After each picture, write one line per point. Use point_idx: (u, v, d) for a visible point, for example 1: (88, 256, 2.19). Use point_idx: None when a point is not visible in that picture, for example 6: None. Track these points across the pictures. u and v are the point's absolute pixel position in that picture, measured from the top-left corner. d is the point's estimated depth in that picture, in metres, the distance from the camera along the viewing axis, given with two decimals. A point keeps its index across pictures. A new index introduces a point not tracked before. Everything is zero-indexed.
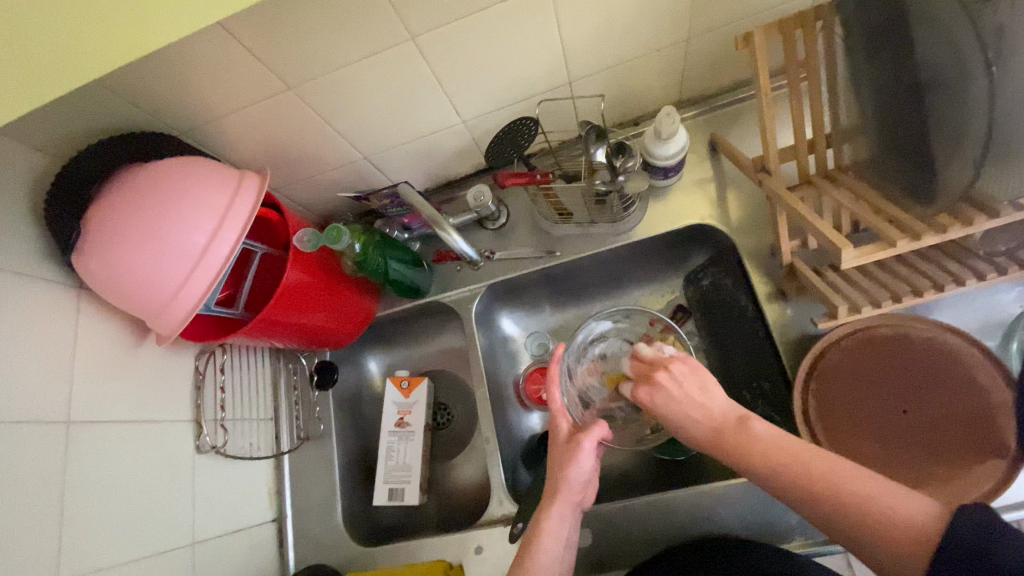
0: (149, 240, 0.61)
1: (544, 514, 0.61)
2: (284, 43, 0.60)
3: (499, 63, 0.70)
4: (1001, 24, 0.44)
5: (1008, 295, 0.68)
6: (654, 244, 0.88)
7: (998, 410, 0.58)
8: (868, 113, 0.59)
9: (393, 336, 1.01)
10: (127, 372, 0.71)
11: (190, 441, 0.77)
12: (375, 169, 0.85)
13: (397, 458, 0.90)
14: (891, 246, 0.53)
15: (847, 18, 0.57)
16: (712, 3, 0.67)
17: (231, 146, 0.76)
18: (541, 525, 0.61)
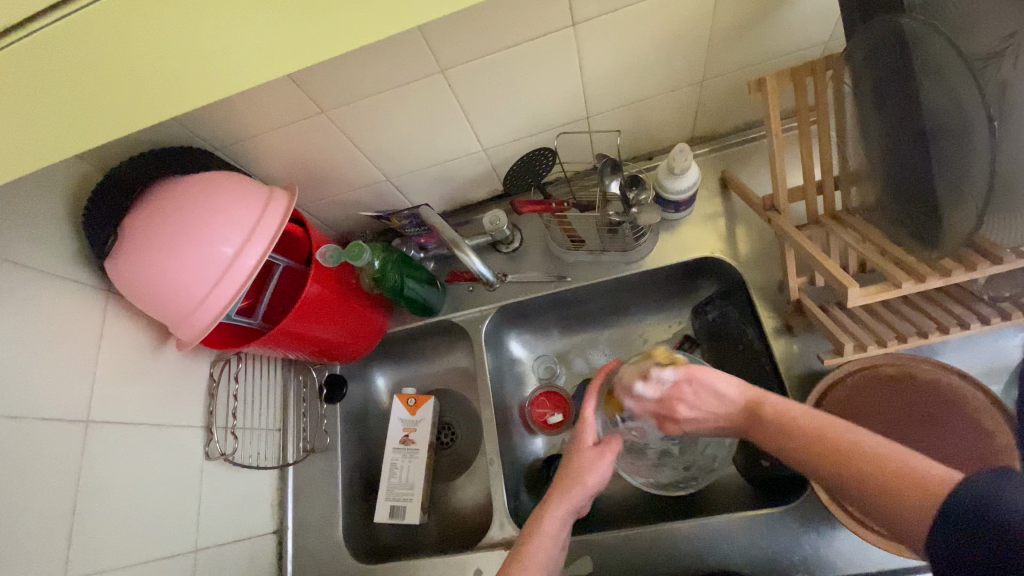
0: (181, 249, 0.64)
1: (544, 512, 0.63)
2: (321, 70, 0.64)
3: (521, 96, 0.73)
4: (1004, 82, 0.47)
5: (1013, 341, 0.70)
6: (663, 274, 0.90)
7: (1002, 454, 0.58)
8: (875, 160, 0.61)
9: (403, 353, 1.03)
10: (146, 376, 0.72)
11: (201, 447, 0.78)
12: (396, 190, 0.88)
13: (400, 475, 0.90)
14: (896, 286, 0.56)
15: (855, 68, 0.60)
16: (726, 49, 0.70)
17: (260, 163, 0.79)
18: (540, 522, 0.62)
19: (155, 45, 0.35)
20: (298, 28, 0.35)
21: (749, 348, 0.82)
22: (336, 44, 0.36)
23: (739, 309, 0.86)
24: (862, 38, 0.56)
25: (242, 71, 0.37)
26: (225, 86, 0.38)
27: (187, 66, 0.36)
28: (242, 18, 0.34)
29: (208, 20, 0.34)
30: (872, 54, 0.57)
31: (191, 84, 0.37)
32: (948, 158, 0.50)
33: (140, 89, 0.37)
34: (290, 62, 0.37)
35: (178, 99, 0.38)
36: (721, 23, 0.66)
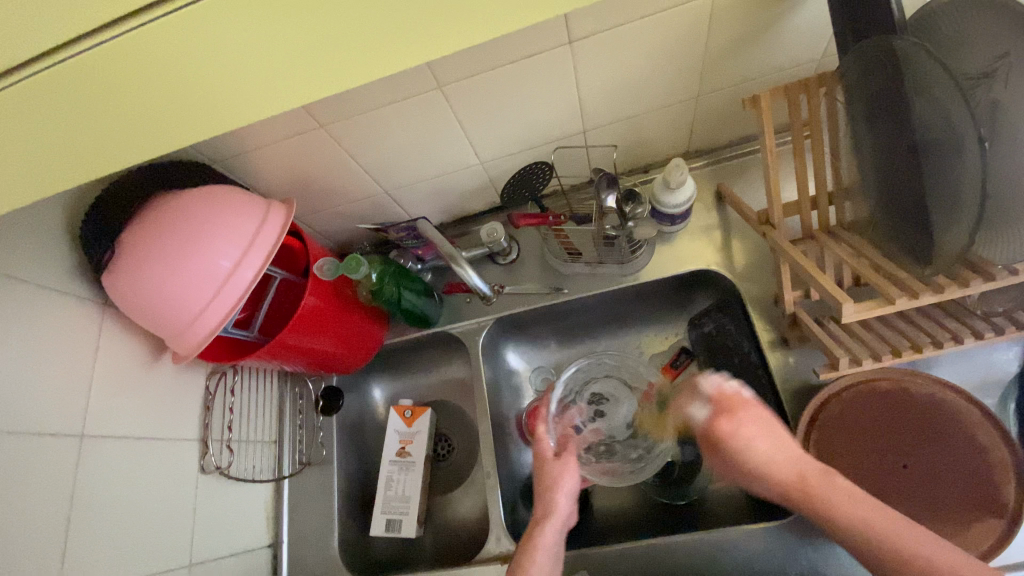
0: (179, 264, 0.64)
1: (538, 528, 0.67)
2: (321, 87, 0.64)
3: (519, 111, 0.74)
4: (996, 101, 0.50)
5: (1007, 354, 0.70)
6: (660, 286, 0.91)
7: (995, 468, 0.60)
8: (868, 177, 0.62)
9: (399, 365, 1.02)
10: (141, 390, 0.72)
11: (196, 461, 0.78)
12: (393, 203, 0.89)
13: (397, 488, 0.90)
14: (891, 302, 0.56)
15: (848, 87, 0.61)
16: (721, 65, 0.71)
17: (258, 176, 0.79)
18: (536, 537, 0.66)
19: (169, 77, 0.35)
20: (306, 62, 0.35)
21: (745, 361, 0.83)
22: (343, 77, 0.37)
23: (736, 322, 0.85)
24: (856, 57, 0.57)
25: (253, 101, 0.38)
26: (237, 113, 0.39)
27: (197, 96, 0.37)
28: (251, 54, 0.34)
29: (218, 55, 0.34)
30: (864, 73, 0.57)
31: (204, 110, 0.38)
32: (941, 176, 0.51)
33: (155, 113, 0.38)
34: (300, 94, 0.38)
35: (192, 122, 0.39)
36: (716, 40, 0.67)
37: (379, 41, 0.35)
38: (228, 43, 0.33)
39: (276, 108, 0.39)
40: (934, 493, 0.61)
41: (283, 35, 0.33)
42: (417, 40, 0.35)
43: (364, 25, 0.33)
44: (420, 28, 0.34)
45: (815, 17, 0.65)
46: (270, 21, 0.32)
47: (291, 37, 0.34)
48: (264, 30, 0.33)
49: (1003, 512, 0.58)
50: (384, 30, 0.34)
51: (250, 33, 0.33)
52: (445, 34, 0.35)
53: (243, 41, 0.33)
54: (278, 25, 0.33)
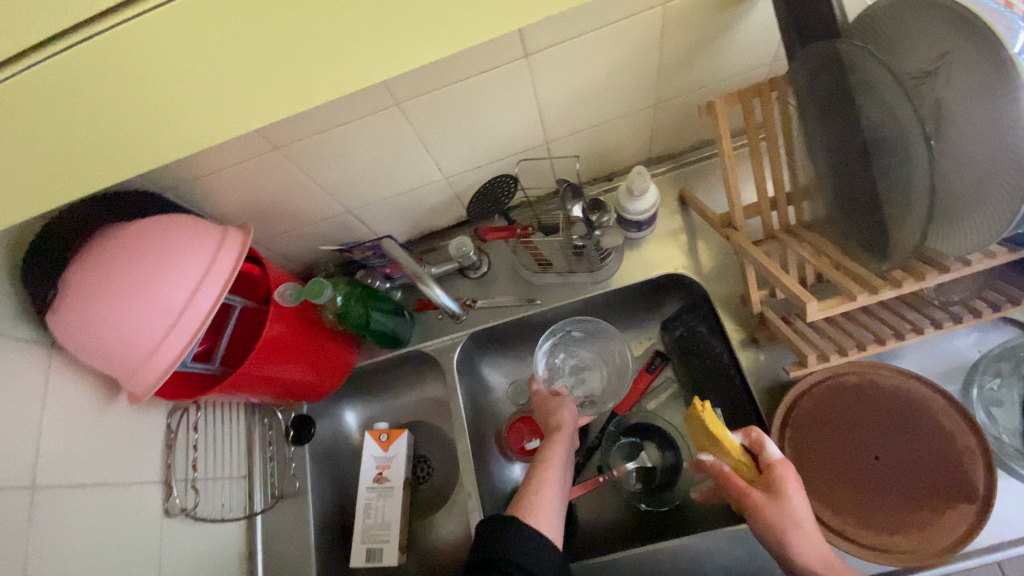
0: (129, 299, 0.61)
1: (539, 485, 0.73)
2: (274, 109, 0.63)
3: (482, 125, 0.73)
4: (940, 98, 0.52)
5: (965, 340, 0.72)
6: (630, 292, 0.91)
7: (964, 454, 0.61)
8: (823, 176, 0.63)
9: (373, 387, 1.00)
10: (94, 434, 0.68)
11: (159, 504, 0.74)
12: (358, 222, 0.87)
13: (376, 516, 0.87)
14: (852, 298, 0.57)
15: (797, 89, 0.62)
16: (676, 73, 0.72)
17: (212, 202, 0.76)
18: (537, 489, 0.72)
19: (103, 102, 0.34)
20: (246, 81, 0.34)
21: (717, 363, 0.82)
22: (284, 100, 0.36)
23: (707, 323, 0.85)
24: (803, 62, 0.59)
25: (190, 130, 0.36)
26: (176, 150, 0.37)
27: (131, 124, 0.35)
28: (182, 79, 0.33)
29: (155, 76, 0.33)
30: (812, 75, 0.58)
31: (142, 144, 0.37)
32: (891, 170, 0.52)
33: (96, 147, 0.37)
34: (243, 120, 0.36)
35: (132, 155, 0.37)
36: (669, 50, 0.68)
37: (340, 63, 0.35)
38: (158, 63, 0.33)
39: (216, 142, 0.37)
40: (905, 481, 0.62)
41: (212, 51, 0.33)
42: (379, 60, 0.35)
43: (304, 42, 0.33)
44: (361, 43, 0.34)
45: (762, 22, 0.66)
46: (206, 32, 0.32)
47: (226, 55, 0.33)
48: (194, 49, 0.32)
49: (975, 497, 0.59)
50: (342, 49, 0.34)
51: (176, 49, 0.32)
52: (388, 50, 0.34)
53: (174, 59, 0.33)
54: (208, 42, 0.32)
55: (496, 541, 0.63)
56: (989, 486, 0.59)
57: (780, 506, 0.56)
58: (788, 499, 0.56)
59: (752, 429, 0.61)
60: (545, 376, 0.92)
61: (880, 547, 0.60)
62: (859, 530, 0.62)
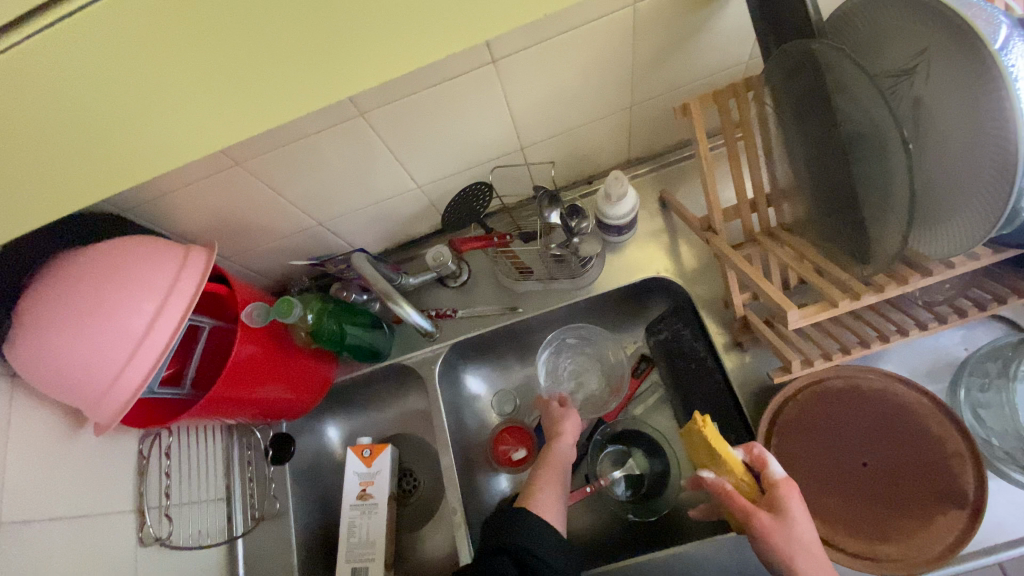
0: (86, 326, 0.58)
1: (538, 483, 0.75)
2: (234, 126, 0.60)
3: (453, 133, 0.71)
4: (917, 97, 0.51)
5: (951, 339, 0.71)
6: (613, 297, 0.89)
7: (952, 459, 0.60)
8: (802, 177, 0.62)
9: (355, 401, 0.98)
10: (61, 465, 0.65)
11: (132, 534, 0.71)
12: (331, 234, 0.84)
13: (360, 534, 0.85)
14: (834, 305, 0.56)
15: (773, 89, 0.60)
16: (650, 74, 0.70)
17: (175, 219, 0.74)
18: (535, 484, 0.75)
19: (37, 119, 0.34)
20: (185, 98, 0.33)
21: (701, 365, 0.80)
22: (231, 118, 0.35)
23: (690, 327, 0.83)
24: (779, 61, 0.57)
25: (129, 148, 0.35)
26: (117, 172, 0.36)
27: (69, 140, 0.35)
28: (110, 95, 0.33)
29: (94, 96, 0.33)
30: (788, 73, 0.56)
31: (83, 163, 0.36)
32: (869, 172, 0.50)
33: (34, 166, 0.36)
34: (191, 141, 0.35)
35: (81, 179, 0.37)
36: (643, 51, 0.65)
37: (280, 80, 0.33)
38: (87, 76, 0.32)
39: (157, 169, 0.36)
40: (893, 488, 0.61)
41: (143, 65, 0.32)
42: (324, 77, 0.34)
43: (246, 61, 0.32)
44: (303, 61, 0.33)
45: (736, 20, 0.64)
46: (142, 48, 0.31)
47: (159, 72, 0.32)
48: (121, 65, 0.32)
49: (964, 502, 0.58)
50: (288, 60, 0.33)
51: (106, 61, 0.31)
52: (333, 68, 0.33)
53: (110, 75, 0.32)
54: (140, 56, 0.31)
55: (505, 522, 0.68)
56: (979, 490, 0.58)
57: (787, 528, 0.54)
58: (794, 520, 0.54)
59: (753, 446, 0.59)
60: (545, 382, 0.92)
61: (867, 556, 0.59)
62: (848, 539, 0.60)
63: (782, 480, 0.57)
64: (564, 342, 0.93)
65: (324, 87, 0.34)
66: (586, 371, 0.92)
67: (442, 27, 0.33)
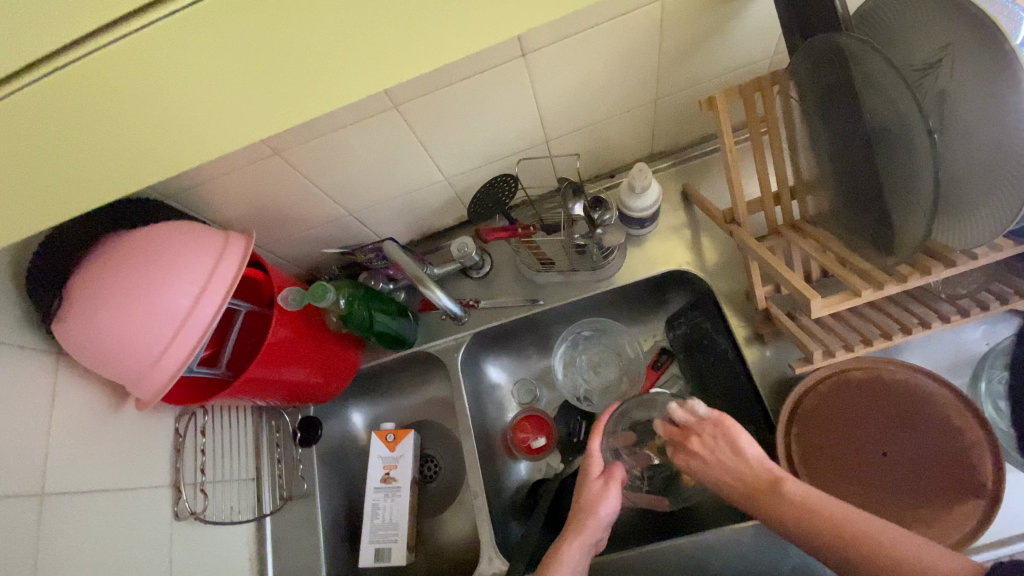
0: (133, 308, 0.61)
1: (562, 540, 0.66)
2: None
3: (481, 125, 0.73)
4: (943, 90, 0.51)
5: (973, 334, 0.72)
6: (633, 289, 0.91)
7: (973, 450, 0.61)
8: (826, 170, 0.63)
9: (379, 388, 1.00)
10: (103, 439, 0.69)
11: (169, 507, 0.74)
12: (360, 224, 0.87)
13: (383, 516, 0.87)
14: (856, 294, 0.57)
15: (800, 83, 0.61)
16: (676, 69, 0.71)
17: (214, 207, 0.77)
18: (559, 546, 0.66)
19: (103, 116, 0.35)
20: (246, 93, 0.34)
21: (721, 357, 0.82)
22: (292, 109, 0.36)
23: (711, 319, 0.85)
24: (804, 55, 0.58)
25: (189, 139, 0.37)
26: (168, 159, 0.38)
27: (124, 137, 0.36)
28: (179, 94, 0.34)
29: (165, 99, 0.34)
30: (816, 66, 0.57)
31: (137, 154, 0.37)
32: (894, 163, 0.51)
33: (89, 160, 0.37)
34: (248, 134, 0.36)
35: (136, 171, 0.38)
36: (669, 45, 0.67)
37: (344, 72, 0.34)
38: (162, 78, 0.33)
39: (206, 157, 0.38)
40: (911, 477, 0.62)
41: (196, 66, 0.33)
42: (384, 66, 0.35)
43: (296, 54, 0.33)
44: (363, 49, 0.33)
45: (762, 16, 0.66)
46: (216, 54, 0.33)
47: (224, 72, 0.33)
48: (193, 66, 0.33)
49: (982, 492, 0.59)
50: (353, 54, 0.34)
51: (176, 64, 0.33)
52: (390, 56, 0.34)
53: (181, 80, 0.33)
54: (210, 58, 0.33)
55: None
56: (999, 481, 0.59)
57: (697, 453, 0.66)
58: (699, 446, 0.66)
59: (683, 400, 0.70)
60: (564, 376, 0.93)
61: None
62: None
63: (708, 419, 0.67)
64: (579, 334, 0.95)
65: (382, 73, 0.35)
66: (602, 362, 0.94)
67: (476, 19, 0.33)
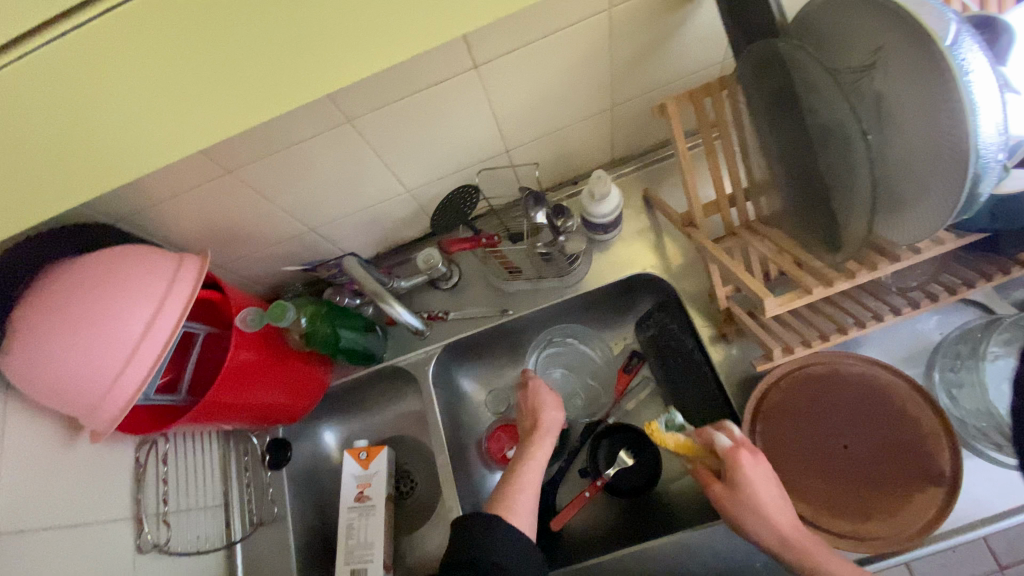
0: (82, 336, 0.59)
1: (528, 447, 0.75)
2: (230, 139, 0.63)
3: (438, 137, 0.73)
4: (879, 91, 0.53)
5: (928, 324, 0.74)
6: (601, 294, 0.91)
7: (930, 438, 0.62)
8: (776, 171, 0.64)
9: (350, 406, 0.99)
10: (58, 473, 0.66)
11: (131, 540, 0.72)
12: (322, 240, 0.86)
13: (358, 536, 0.85)
14: (809, 292, 0.58)
15: (747, 88, 0.62)
16: (629, 77, 0.72)
17: (168, 228, 0.75)
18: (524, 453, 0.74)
19: (26, 135, 0.34)
20: (177, 105, 0.34)
21: (690, 359, 0.81)
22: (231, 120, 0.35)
23: (677, 319, 0.84)
24: (748, 60, 0.59)
25: (116, 157, 0.36)
26: (94, 174, 0.36)
27: (51, 157, 0.35)
28: (106, 110, 0.33)
29: (91, 115, 0.33)
30: (759, 71, 0.59)
31: (63, 173, 0.36)
32: (834, 163, 0.53)
33: (13, 180, 0.36)
34: (183, 147, 0.36)
35: (63, 192, 0.37)
36: (620, 53, 0.68)
37: (287, 79, 0.35)
38: (86, 93, 0.32)
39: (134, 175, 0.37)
40: (873, 468, 0.63)
41: (115, 75, 0.32)
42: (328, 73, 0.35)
43: (226, 58, 0.33)
44: (301, 58, 0.34)
45: (708, 23, 0.67)
46: (138, 66, 0.32)
47: (148, 85, 0.32)
48: (118, 79, 0.32)
49: (942, 479, 0.61)
50: (290, 64, 0.34)
51: (99, 75, 0.32)
52: (332, 63, 0.35)
53: (107, 95, 0.33)
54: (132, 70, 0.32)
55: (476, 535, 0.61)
56: (957, 467, 0.60)
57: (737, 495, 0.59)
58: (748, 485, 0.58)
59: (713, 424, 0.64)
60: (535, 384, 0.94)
61: (855, 535, 0.61)
62: (834, 519, 0.62)
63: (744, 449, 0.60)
64: (548, 341, 0.95)
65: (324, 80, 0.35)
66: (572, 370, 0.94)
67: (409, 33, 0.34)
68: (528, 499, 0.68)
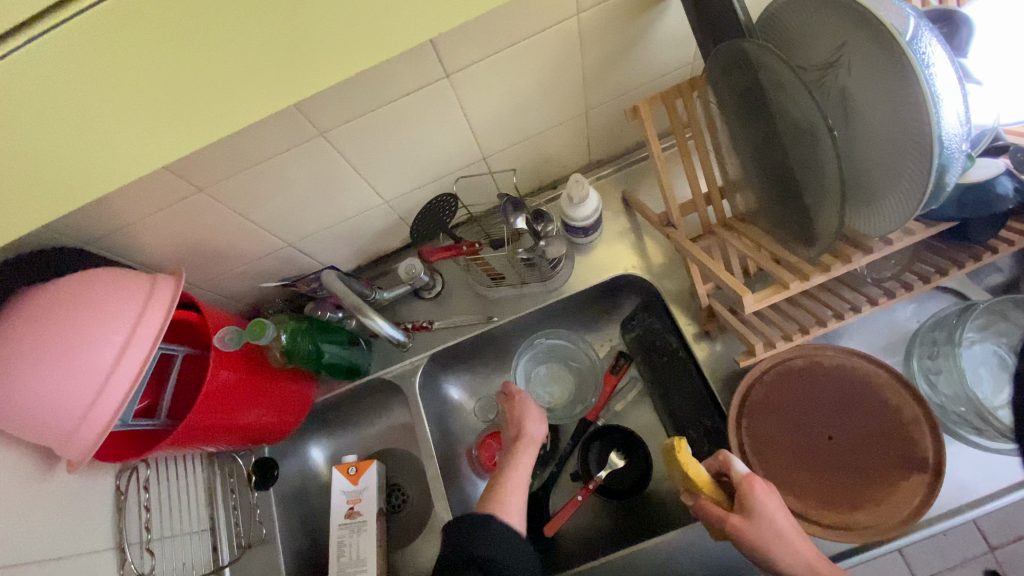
0: (52, 365, 0.58)
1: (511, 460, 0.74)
2: (201, 157, 0.62)
3: (414, 146, 0.72)
4: (843, 87, 0.55)
5: (903, 312, 0.76)
6: (584, 297, 0.92)
7: (911, 425, 0.63)
8: (748, 168, 0.65)
9: (337, 420, 0.98)
10: (34, 506, 0.64)
11: (113, 570, 0.70)
12: (301, 254, 0.85)
13: (350, 553, 0.84)
14: (786, 287, 0.59)
15: (717, 88, 0.63)
16: (601, 81, 0.73)
17: (141, 249, 0.74)
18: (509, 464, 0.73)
19: None
20: (131, 125, 0.33)
21: (674, 357, 0.83)
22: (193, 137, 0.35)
23: (660, 318, 0.86)
24: (716, 61, 0.60)
25: (71, 181, 0.35)
26: (48, 199, 0.35)
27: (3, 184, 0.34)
28: (56, 134, 0.32)
29: (40, 140, 0.32)
30: (727, 70, 0.59)
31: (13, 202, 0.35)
32: (804, 160, 0.54)
33: None
34: (142, 165, 0.35)
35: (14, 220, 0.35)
36: (591, 58, 0.68)
37: (250, 94, 0.34)
38: (32, 120, 0.31)
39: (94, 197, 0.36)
40: (858, 457, 0.64)
41: (64, 99, 0.31)
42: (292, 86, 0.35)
43: (183, 77, 0.32)
44: (262, 71, 0.33)
45: (676, 25, 0.68)
46: (89, 90, 0.31)
47: (102, 106, 0.32)
48: (68, 104, 0.31)
49: (925, 466, 0.61)
50: (252, 77, 0.33)
51: (46, 102, 0.31)
52: (294, 76, 0.34)
53: (58, 122, 0.32)
54: (83, 95, 0.31)
55: (464, 539, 0.60)
56: (939, 453, 0.61)
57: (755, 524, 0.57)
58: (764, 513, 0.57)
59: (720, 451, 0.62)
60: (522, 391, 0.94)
61: (843, 525, 0.61)
62: (823, 511, 0.62)
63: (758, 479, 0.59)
64: (535, 346, 0.94)
65: (289, 90, 0.35)
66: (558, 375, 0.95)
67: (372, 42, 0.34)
68: (515, 505, 0.68)
